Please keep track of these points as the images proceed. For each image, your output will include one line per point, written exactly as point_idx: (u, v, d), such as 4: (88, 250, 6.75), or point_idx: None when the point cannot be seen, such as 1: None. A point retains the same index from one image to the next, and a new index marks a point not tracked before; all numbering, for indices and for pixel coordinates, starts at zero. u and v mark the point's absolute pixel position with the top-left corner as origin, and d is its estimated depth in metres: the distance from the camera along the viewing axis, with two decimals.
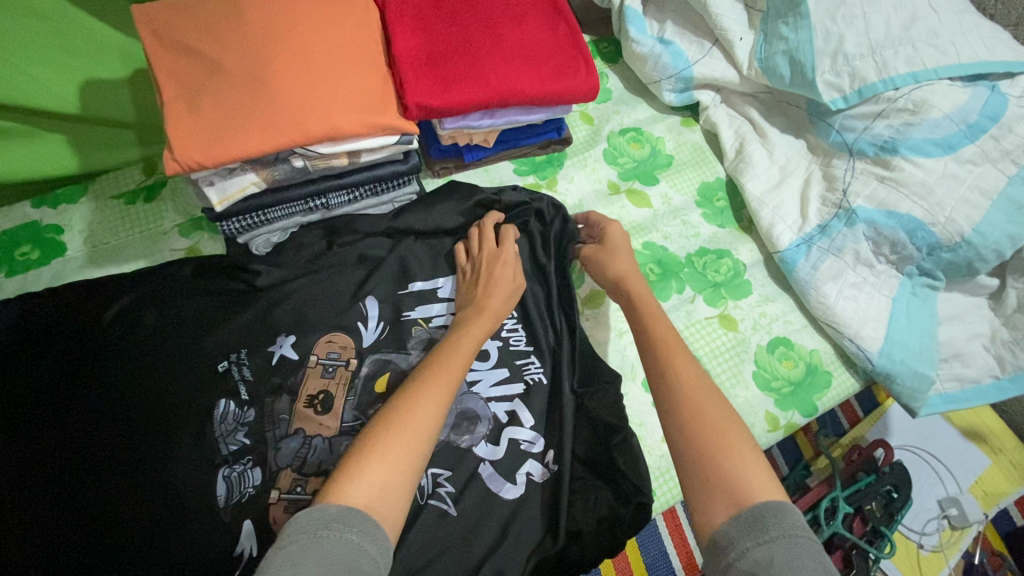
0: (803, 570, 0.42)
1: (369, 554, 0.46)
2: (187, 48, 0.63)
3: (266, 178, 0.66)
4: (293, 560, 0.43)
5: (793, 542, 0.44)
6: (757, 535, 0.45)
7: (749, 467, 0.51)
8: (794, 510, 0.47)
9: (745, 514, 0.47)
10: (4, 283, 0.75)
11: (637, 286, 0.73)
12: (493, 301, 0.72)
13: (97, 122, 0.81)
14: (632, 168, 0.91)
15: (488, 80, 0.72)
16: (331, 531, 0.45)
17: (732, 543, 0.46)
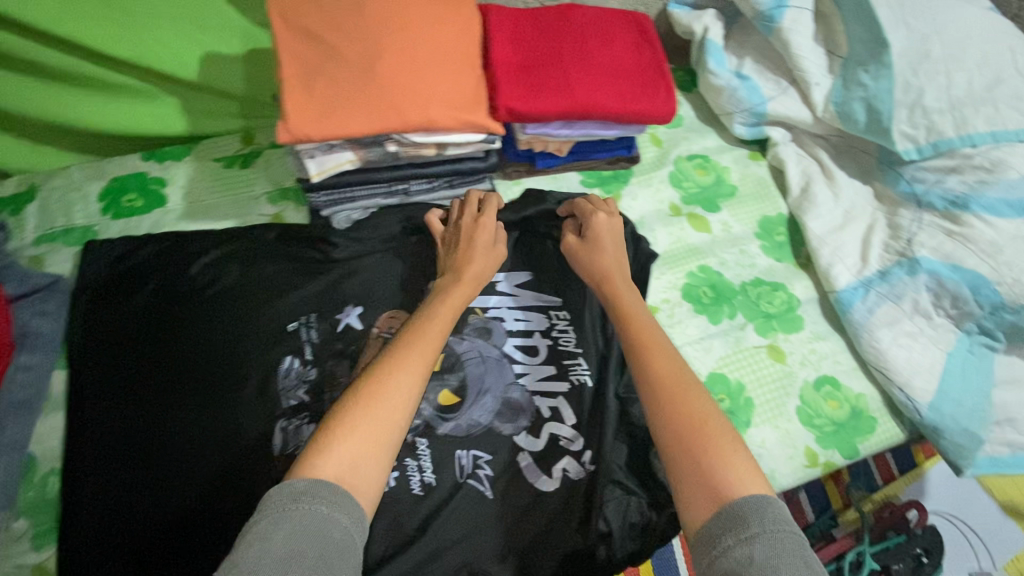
0: (779, 565, 0.45)
1: (340, 523, 0.49)
2: (310, 34, 0.69)
3: (361, 158, 0.72)
4: (262, 534, 0.46)
5: (775, 538, 0.47)
6: (737, 532, 0.48)
7: (737, 465, 0.54)
8: (775, 503, 0.50)
9: (727, 512, 0.50)
10: (110, 224, 0.82)
11: (622, 286, 0.74)
12: (473, 269, 0.74)
13: (209, 92, 0.88)
14: (696, 193, 0.93)
15: (575, 93, 0.76)
16: (298, 503, 0.49)
17: (714, 539, 0.49)
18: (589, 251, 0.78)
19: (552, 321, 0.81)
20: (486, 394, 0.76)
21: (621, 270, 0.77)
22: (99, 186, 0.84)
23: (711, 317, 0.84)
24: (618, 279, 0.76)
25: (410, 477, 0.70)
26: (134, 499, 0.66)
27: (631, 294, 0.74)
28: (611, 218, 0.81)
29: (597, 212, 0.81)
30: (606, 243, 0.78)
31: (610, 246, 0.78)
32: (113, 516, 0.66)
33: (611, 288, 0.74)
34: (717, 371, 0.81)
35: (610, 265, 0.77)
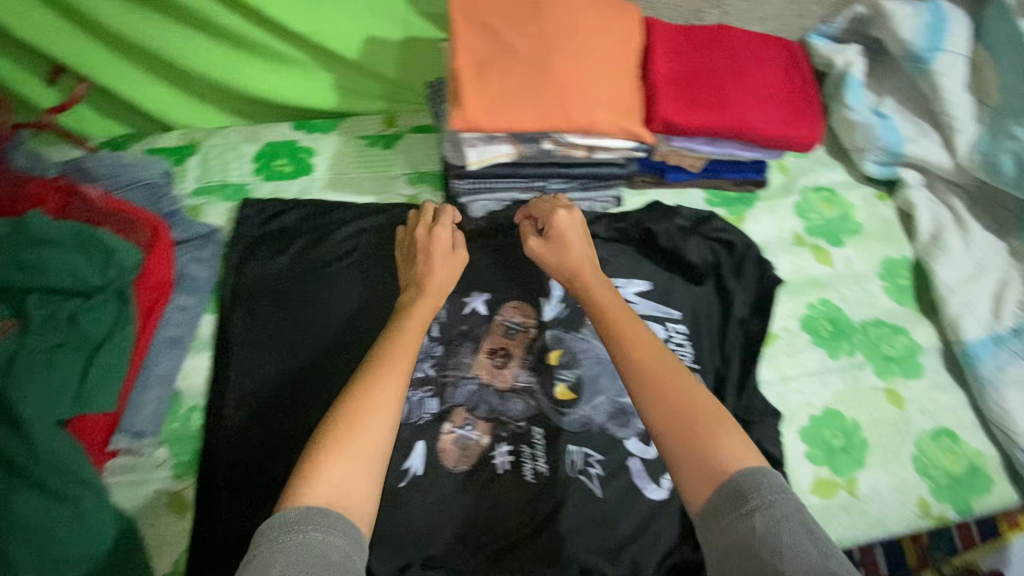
0: (784, 537, 0.46)
1: (337, 545, 0.47)
2: (486, 27, 0.71)
3: (517, 152, 0.74)
4: (259, 567, 0.44)
5: (776, 507, 0.47)
6: (740, 505, 0.48)
7: (728, 443, 0.53)
8: (771, 474, 0.51)
9: (727, 487, 0.50)
10: (261, 185, 0.87)
11: (593, 277, 0.71)
12: (438, 278, 0.72)
13: (361, 72, 0.92)
14: (820, 225, 0.93)
15: (729, 112, 0.77)
16: (293, 532, 0.47)
17: (715, 515, 0.49)
18: (556, 250, 0.74)
19: (669, 334, 0.80)
20: (601, 395, 0.77)
21: (593, 264, 0.73)
22: (254, 149, 0.90)
23: (830, 352, 0.83)
24: (589, 268, 0.72)
25: (523, 464, 0.72)
26: (269, 444, 0.70)
27: (597, 275, 0.71)
28: (571, 215, 0.76)
29: (558, 212, 0.76)
30: (572, 243, 0.74)
31: (572, 240, 0.75)
32: (251, 460, 0.70)
33: (583, 284, 0.70)
34: (833, 407, 0.80)
35: (581, 258, 0.73)
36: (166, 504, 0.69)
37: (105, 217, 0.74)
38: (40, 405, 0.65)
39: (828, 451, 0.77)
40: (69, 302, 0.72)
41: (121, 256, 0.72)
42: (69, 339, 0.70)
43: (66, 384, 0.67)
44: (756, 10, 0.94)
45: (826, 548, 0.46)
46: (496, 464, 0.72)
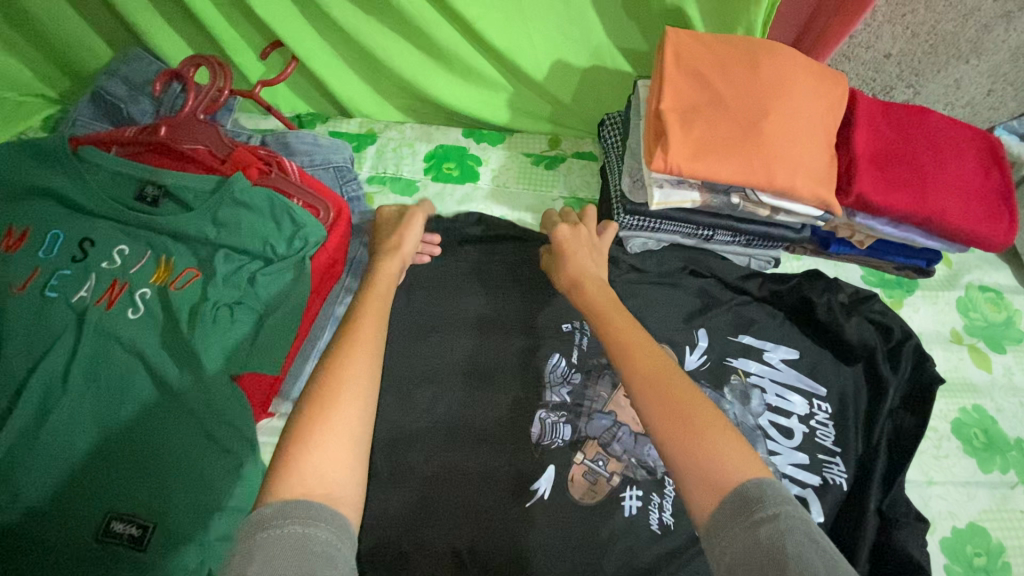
0: (788, 547, 0.43)
1: (320, 537, 0.45)
2: (700, 77, 0.73)
3: (704, 201, 0.74)
4: (239, 565, 0.41)
5: (780, 518, 0.44)
6: (747, 517, 0.46)
7: (727, 451, 0.51)
8: (773, 484, 0.48)
9: (729, 500, 0.47)
10: (430, 184, 0.91)
11: (594, 292, 0.70)
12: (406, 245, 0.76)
13: (539, 94, 0.94)
14: (981, 327, 0.89)
15: (923, 197, 0.75)
16: (270, 528, 0.44)
17: (720, 529, 0.47)
18: (559, 265, 0.76)
19: (813, 410, 0.78)
20: None
21: (596, 276, 0.73)
22: (426, 148, 0.94)
23: (981, 463, 0.79)
24: (592, 282, 0.72)
25: (649, 513, 0.70)
26: (408, 427, 0.74)
27: (601, 290, 0.70)
28: (576, 230, 0.78)
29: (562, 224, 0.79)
30: (577, 255, 0.75)
31: (582, 257, 0.75)
32: (390, 434, 0.74)
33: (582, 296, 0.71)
34: (978, 523, 0.75)
35: (582, 275, 0.73)
36: None
37: (297, 189, 0.78)
38: (218, 356, 0.70)
39: (969, 568, 0.72)
40: (250, 263, 0.76)
41: (307, 231, 0.76)
42: (246, 299, 0.74)
43: (241, 340, 0.72)
44: (951, 96, 0.91)
45: (833, 562, 0.43)
46: (624, 506, 0.70)
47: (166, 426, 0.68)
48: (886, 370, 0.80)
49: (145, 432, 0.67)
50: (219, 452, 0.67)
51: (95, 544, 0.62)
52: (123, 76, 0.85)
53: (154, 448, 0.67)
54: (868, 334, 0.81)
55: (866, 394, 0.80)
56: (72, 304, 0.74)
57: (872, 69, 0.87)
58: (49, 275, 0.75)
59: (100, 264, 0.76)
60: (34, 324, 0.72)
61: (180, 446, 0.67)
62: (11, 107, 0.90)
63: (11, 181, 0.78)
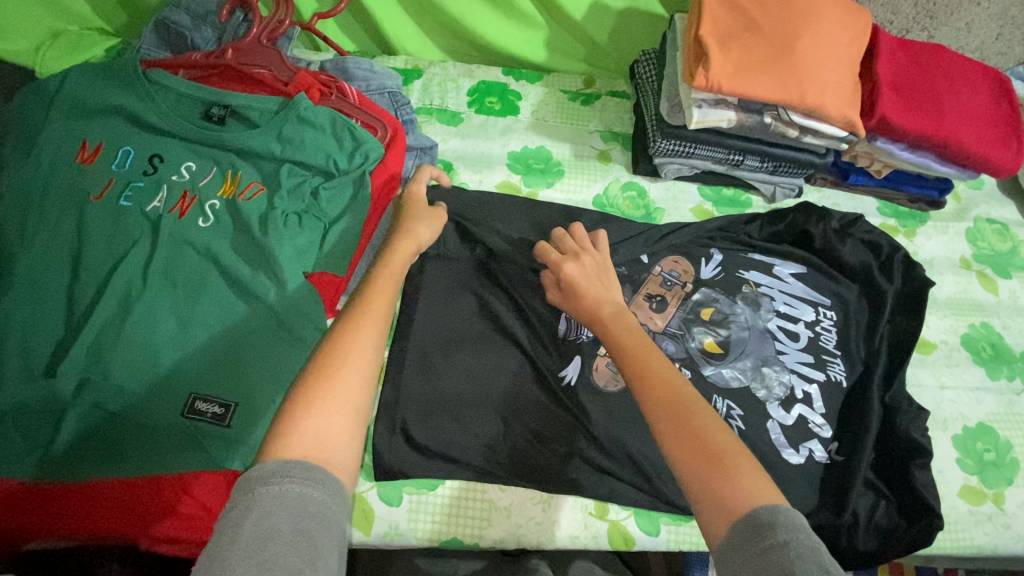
0: (795, 571, 0.41)
1: (317, 498, 0.43)
2: (737, 7, 0.78)
3: (738, 120, 0.79)
4: (235, 520, 0.40)
5: (790, 547, 0.42)
6: (758, 541, 0.44)
7: (744, 480, 0.48)
8: (787, 511, 0.46)
9: (743, 525, 0.45)
10: (473, 116, 0.96)
11: (610, 313, 0.69)
12: (421, 232, 0.73)
13: (576, 34, 0.99)
14: (988, 255, 0.95)
15: (939, 122, 0.81)
16: (267, 486, 0.42)
17: (733, 557, 0.44)
18: (574, 295, 0.73)
19: (819, 317, 0.84)
20: (745, 358, 0.81)
21: (613, 299, 0.72)
22: (469, 84, 0.99)
23: (990, 372, 0.86)
24: (611, 305, 0.70)
25: None
26: (453, 325, 0.78)
27: (616, 314, 0.69)
28: (581, 263, 0.76)
29: (567, 261, 0.76)
30: (587, 287, 0.73)
31: (593, 285, 0.73)
32: (435, 330, 0.77)
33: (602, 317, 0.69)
34: (986, 423, 0.82)
35: (599, 301, 0.71)
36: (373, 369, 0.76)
37: (356, 110, 0.84)
38: (293, 255, 0.75)
39: (978, 462, 0.79)
40: (313, 177, 0.81)
41: (367, 147, 0.81)
42: (311, 210, 0.78)
43: (307, 245, 0.77)
44: (962, 40, 0.98)
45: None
46: None
47: (245, 318, 0.73)
48: (884, 286, 0.85)
49: (226, 325, 0.72)
50: (294, 342, 0.72)
51: (183, 421, 0.67)
52: (186, 7, 0.89)
53: (232, 341, 0.71)
54: (858, 255, 0.87)
55: (867, 306, 0.86)
56: (145, 213, 0.76)
57: (890, 11, 0.93)
58: (122, 186, 0.77)
59: (170, 177, 0.79)
60: (108, 230, 0.75)
61: (259, 333, 0.72)
62: (72, 37, 0.94)
63: (80, 99, 0.81)
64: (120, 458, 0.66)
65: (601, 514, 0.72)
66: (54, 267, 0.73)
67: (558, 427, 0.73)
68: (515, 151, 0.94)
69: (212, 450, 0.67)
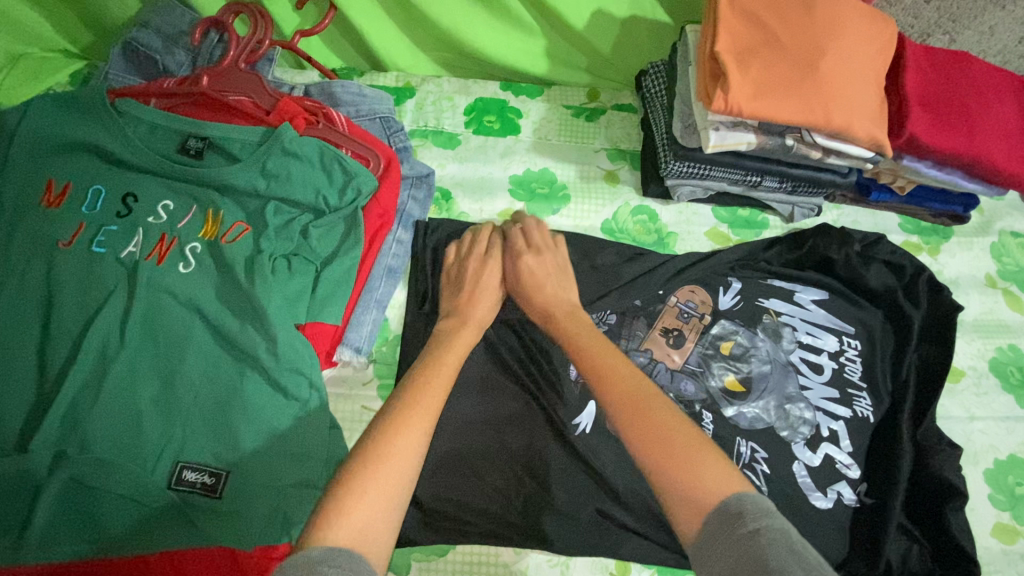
0: (770, 557, 0.40)
1: None
2: (756, 20, 0.72)
3: (758, 143, 0.74)
4: None
5: (763, 533, 0.41)
6: (730, 534, 0.43)
7: (705, 469, 0.48)
8: (755, 497, 0.45)
9: (716, 515, 0.45)
10: (471, 137, 0.90)
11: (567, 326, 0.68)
12: (478, 312, 0.71)
13: (578, 45, 0.93)
14: (1014, 271, 0.91)
15: (969, 139, 0.76)
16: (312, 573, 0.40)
17: (708, 553, 0.44)
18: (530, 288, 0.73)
19: (843, 347, 0.80)
20: (768, 395, 0.76)
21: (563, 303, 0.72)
22: (465, 101, 0.92)
23: (1019, 399, 0.82)
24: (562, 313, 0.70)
25: None
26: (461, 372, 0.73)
27: (572, 318, 0.69)
28: (539, 255, 0.75)
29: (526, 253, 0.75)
30: (543, 283, 0.73)
31: (551, 282, 0.73)
32: None
33: (560, 329, 0.69)
34: (1018, 456, 0.78)
35: (556, 309, 0.71)
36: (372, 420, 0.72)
37: (346, 139, 0.77)
38: (282, 305, 0.69)
39: (1011, 497, 0.76)
40: (301, 215, 0.74)
41: (359, 181, 0.75)
42: (300, 250, 0.72)
43: (301, 292, 0.71)
44: (984, 44, 0.93)
45: (818, 570, 0.39)
46: None
47: (234, 375, 0.67)
48: (915, 313, 0.81)
49: (212, 384, 0.66)
50: (288, 401, 0.67)
51: (172, 494, 0.62)
52: (156, 27, 0.82)
53: (221, 402, 0.66)
54: (883, 279, 0.83)
55: (892, 334, 0.82)
56: (120, 260, 0.70)
57: (912, 15, 0.88)
58: (93, 232, 0.70)
59: (146, 219, 0.72)
60: (81, 280, 0.68)
61: (248, 392, 0.66)
62: (35, 62, 0.86)
63: (45, 134, 0.74)
64: (105, 539, 0.60)
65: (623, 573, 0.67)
66: (20, 327, 0.66)
67: (572, 482, 0.69)
68: (517, 174, 0.88)
69: (201, 526, 0.61)
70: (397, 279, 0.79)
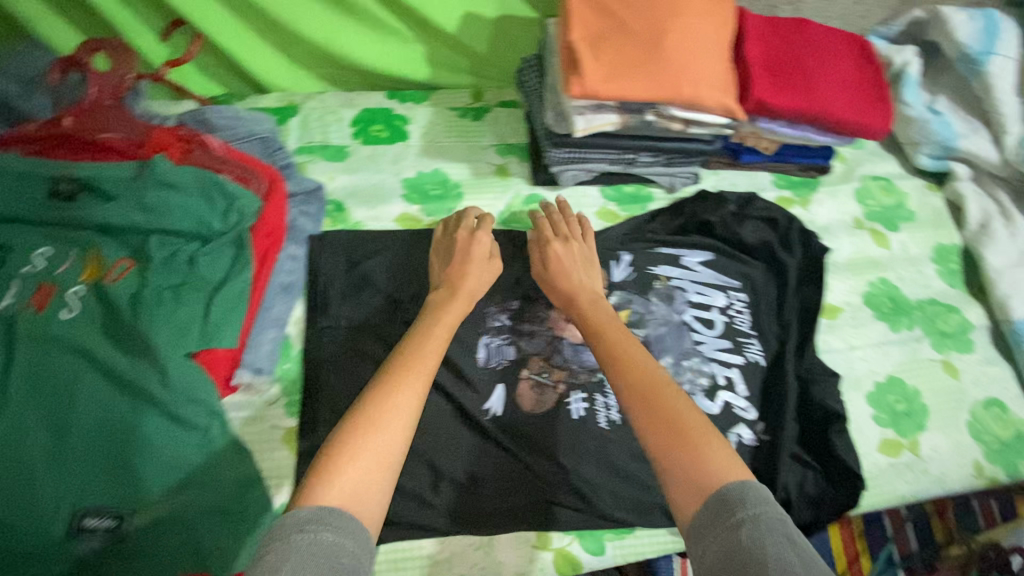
0: (768, 547, 0.43)
1: (347, 548, 0.44)
2: (603, 7, 0.77)
3: (621, 122, 0.79)
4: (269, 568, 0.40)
5: (761, 520, 0.45)
6: (727, 519, 0.45)
7: (711, 454, 0.51)
8: (755, 485, 0.48)
9: (713, 499, 0.47)
10: (359, 148, 0.91)
11: (595, 310, 0.72)
12: (468, 283, 0.74)
13: (457, 48, 0.96)
14: (878, 211, 0.99)
15: (811, 96, 0.83)
16: (304, 533, 0.43)
17: (703, 533, 0.46)
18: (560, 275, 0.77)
19: (730, 301, 0.86)
20: (667, 354, 0.81)
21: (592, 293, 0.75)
22: (351, 114, 0.94)
23: (891, 325, 0.89)
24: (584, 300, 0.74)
25: (598, 412, 0.75)
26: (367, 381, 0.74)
27: (594, 306, 0.72)
28: (568, 246, 0.80)
29: (555, 243, 0.80)
30: (572, 272, 0.77)
31: (575, 271, 0.78)
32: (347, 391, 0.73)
33: (582, 315, 0.72)
34: (895, 376, 0.86)
35: (583, 293, 0.75)
36: (281, 438, 0.71)
37: (224, 163, 0.78)
38: (171, 337, 0.68)
39: (892, 414, 0.83)
40: (186, 245, 0.74)
41: (241, 203, 0.76)
42: (189, 280, 0.72)
43: (191, 320, 0.70)
44: (825, 9, 1.01)
45: (811, 560, 0.43)
46: (571, 409, 0.75)
47: (128, 416, 0.65)
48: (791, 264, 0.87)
49: (106, 428, 0.64)
50: (188, 431, 0.66)
51: (72, 547, 0.60)
52: (14, 74, 0.80)
53: (118, 444, 0.64)
54: (759, 235, 0.89)
55: (774, 283, 0.88)
56: None
57: None
58: None
59: (19, 270, 0.69)
60: None
61: (148, 430, 0.65)
62: None
63: None
64: None
65: (544, 545, 0.70)
66: None
67: (490, 463, 0.71)
68: (408, 178, 0.90)
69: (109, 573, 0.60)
70: (295, 295, 0.78)
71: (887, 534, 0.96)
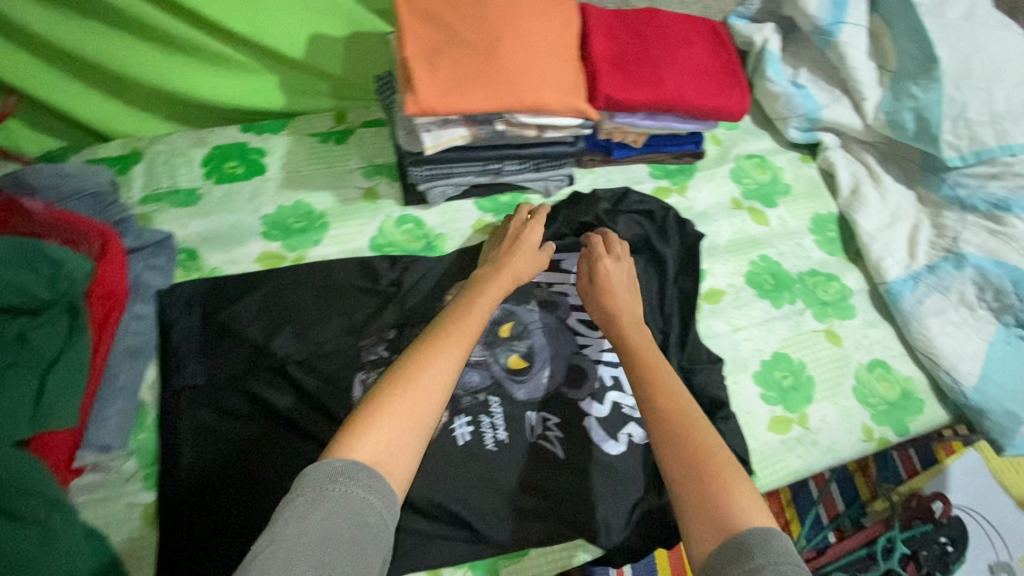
0: None
1: (374, 508, 0.46)
2: (434, 19, 0.75)
3: (472, 135, 0.77)
4: (298, 514, 0.43)
5: (777, 569, 0.43)
6: (743, 564, 0.44)
7: (741, 497, 0.49)
8: (778, 535, 0.46)
9: (730, 544, 0.46)
10: (213, 188, 0.86)
11: (629, 327, 0.72)
12: (517, 262, 0.76)
13: (309, 72, 0.92)
14: (755, 189, 1.01)
15: (662, 87, 0.83)
16: (335, 484, 0.45)
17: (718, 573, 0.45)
18: (600, 292, 0.77)
19: None
20: (553, 362, 0.80)
21: (630, 314, 0.75)
22: (202, 153, 0.89)
23: (774, 302, 0.91)
24: (624, 322, 0.74)
25: (483, 434, 0.74)
26: (230, 442, 0.69)
27: (637, 329, 0.72)
28: (619, 263, 0.80)
29: (607, 260, 0.80)
30: (617, 291, 0.77)
31: (624, 294, 0.78)
32: (209, 454, 0.69)
33: (618, 329, 0.73)
34: (780, 351, 0.87)
35: (625, 314, 0.75)
36: (141, 515, 0.67)
37: (49, 228, 0.72)
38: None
39: (780, 391, 0.84)
40: (14, 321, 0.68)
41: (70, 267, 0.69)
42: (18, 360, 0.66)
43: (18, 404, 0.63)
44: None
45: None
46: (456, 436, 0.73)
47: None
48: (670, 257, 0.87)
49: None
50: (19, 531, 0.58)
51: None
52: None
53: None
54: (635, 230, 0.89)
55: (654, 275, 0.87)
56: None
57: None
58: None
59: None
60: None
61: None
62: None
63: None
64: None
65: None
66: None
67: None
68: (269, 215, 0.86)
69: None
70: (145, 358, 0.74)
71: (819, 504, 1.10)
